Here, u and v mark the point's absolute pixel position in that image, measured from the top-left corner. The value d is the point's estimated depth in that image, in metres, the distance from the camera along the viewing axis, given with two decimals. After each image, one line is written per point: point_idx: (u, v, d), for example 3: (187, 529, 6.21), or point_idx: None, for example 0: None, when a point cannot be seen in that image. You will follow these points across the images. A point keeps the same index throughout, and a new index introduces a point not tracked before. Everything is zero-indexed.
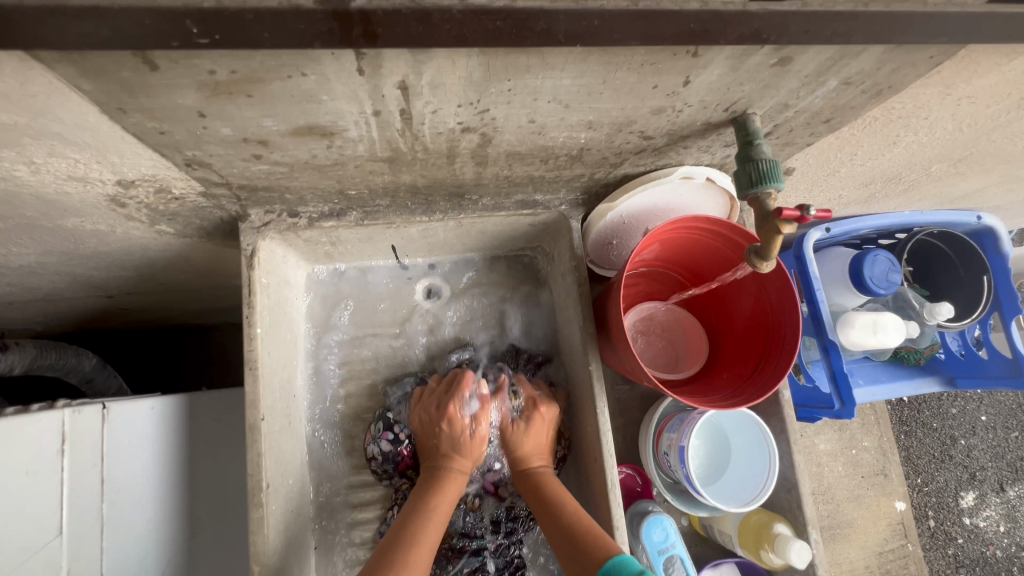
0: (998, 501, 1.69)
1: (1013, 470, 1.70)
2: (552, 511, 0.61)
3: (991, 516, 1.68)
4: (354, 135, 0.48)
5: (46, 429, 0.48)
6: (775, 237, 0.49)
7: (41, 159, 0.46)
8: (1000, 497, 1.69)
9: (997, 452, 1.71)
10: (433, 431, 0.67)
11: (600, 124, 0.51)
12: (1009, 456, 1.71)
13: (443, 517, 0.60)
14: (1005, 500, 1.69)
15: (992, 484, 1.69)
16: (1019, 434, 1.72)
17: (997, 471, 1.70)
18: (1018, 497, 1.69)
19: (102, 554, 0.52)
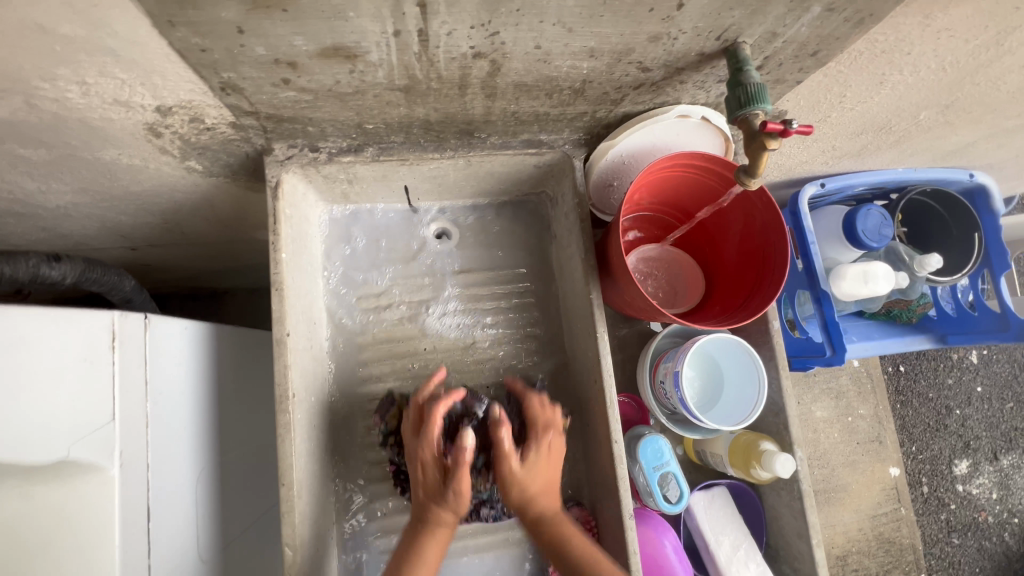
0: (991, 469, 1.73)
1: (1007, 439, 1.75)
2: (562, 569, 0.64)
3: (984, 483, 1.72)
4: (375, 59, 0.52)
5: (99, 326, 0.53)
6: (761, 154, 0.53)
7: (92, 79, 0.51)
8: (993, 465, 1.73)
9: (991, 421, 1.75)
10: (419, 463, 0.66)
11: (601, 52, 0.55)
12: (1003, 425, 1.75)
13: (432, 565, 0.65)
14: (998, 468, 1.73)
15: (986, 453, 1.74)
16: (1014, 405, 1.76)
17: (991, 440, 1.74)
18: (1011, 465, 1.74)
19: (148, 446, 0.58)
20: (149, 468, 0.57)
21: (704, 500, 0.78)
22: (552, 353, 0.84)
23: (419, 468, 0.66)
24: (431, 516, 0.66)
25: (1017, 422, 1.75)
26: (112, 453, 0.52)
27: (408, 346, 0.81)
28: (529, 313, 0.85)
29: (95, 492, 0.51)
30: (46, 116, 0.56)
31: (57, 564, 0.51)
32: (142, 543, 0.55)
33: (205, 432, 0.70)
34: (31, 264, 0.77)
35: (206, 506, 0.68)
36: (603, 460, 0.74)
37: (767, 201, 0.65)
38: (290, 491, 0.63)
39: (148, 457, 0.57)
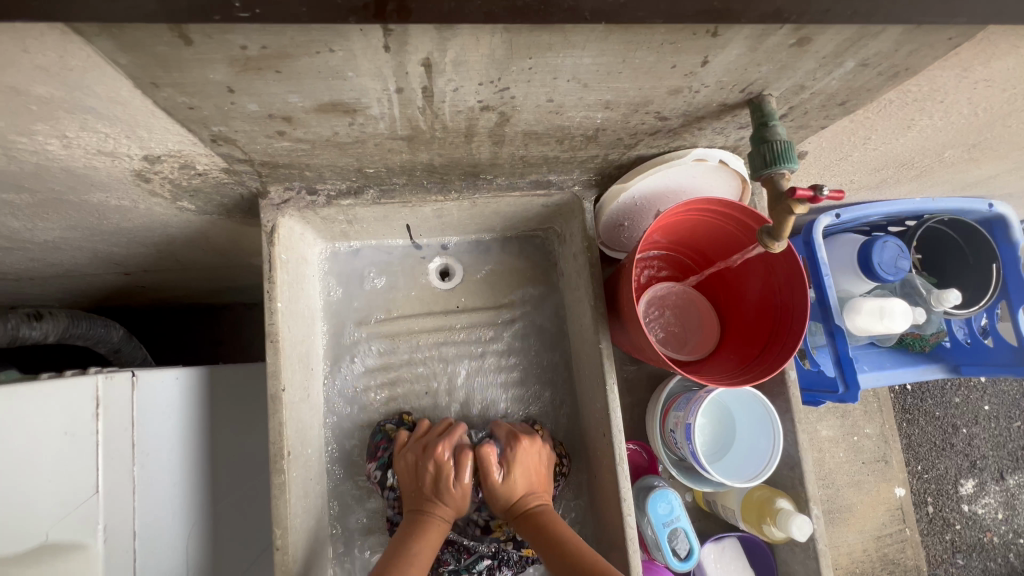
0: (997, 488, 1.71)
1: (1014, 458, 1.72)
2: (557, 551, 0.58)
3: (989, 503, 1.70)
4: (376, 112, 0.49)
5: (81, 394, 0.50)
6: (788, 218, 0.50)
7: (73, 134, 0.47)
8: (999, 485, 1.71)
9: (998, 441, 1.72)
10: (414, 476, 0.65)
11: (617, 103, 0.52)
12: (1010, 445, 1.72)
13: (423, 567, 0.58)
14: (1004, 488, 1.71)
15: (992, 472, 1.71)
16: (1022, 424, 1.73)
17: (997, 460, 1.72)
18: (1018, 485, 1.71)
19: (137, 510, 0.55)
20: (138, 534, 0.54)
21: (714, 553, 0.75)
22: (558, 397, 0.81)
23: (415, 480, 0.66)
24: (426, 516, 0.62)
25: None
26: (95, 529, 0.49)
27: (410, 390, 0.78)
28: (535, 355, 0.82)
29: (80, 571, 0.49)
30: (27, 166, 0.53)
31: None
32: None
33: (197, 483, 0.68)
34: (10, 325, 0.74)
35: (198, 562, 0.66)
36: (611, 514, 0.71)
37: (789, 255, 0.61)
38: (286, 554, 0.60)
39: (137, 525, 0.55)
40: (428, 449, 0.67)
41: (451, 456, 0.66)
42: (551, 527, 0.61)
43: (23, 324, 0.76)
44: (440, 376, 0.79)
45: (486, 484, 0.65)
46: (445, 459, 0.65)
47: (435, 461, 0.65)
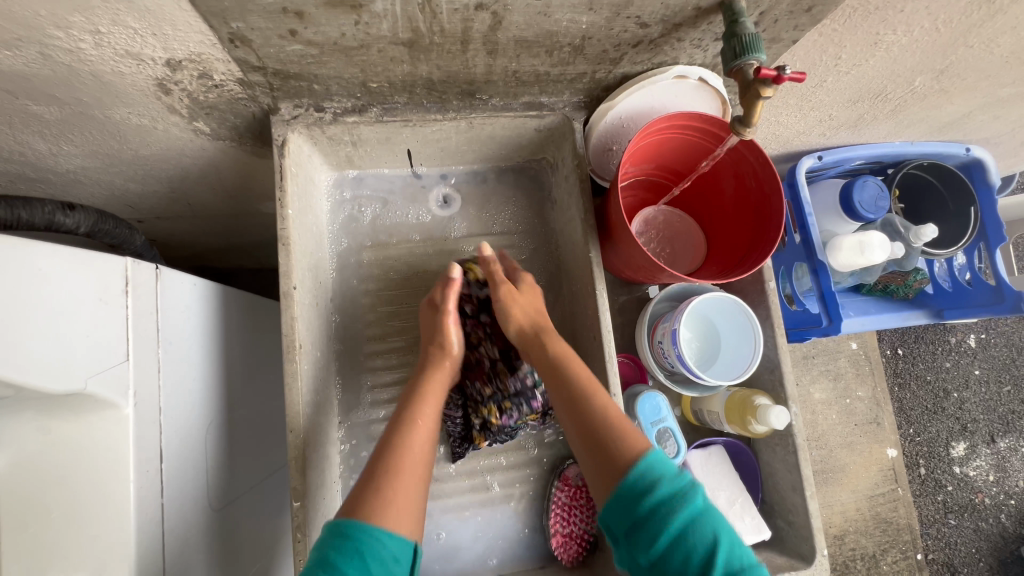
0: (988, 451, 1.75)
1: (1004, 422, 1.76)
2: (574, 401, 0.65)
3: (981, 466, 1.74)
4: (380, 9, 0.53)
5: (112, 271, 0.55)
6: (756, 102, 0.55)
7: (105, 28, 0.52)
8: (990, 448, 1.75)
9: (988, 404, 1.77)
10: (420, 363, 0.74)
11: (600, 4, 0.57)
12: (1001, 409, 1.77)
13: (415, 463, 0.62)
14: (995, 450, 1.75)
15: (983, 435, 1.75)
16: (1011, 388, 1.78)
17: (988, 423, 1.76)
18: (1008, 448, 1.75)
19: (161, 390, 0.60)
20: (162, 412, 0.59)
21: (701, 457, 0.80)
22: (551, 316, 0.86)
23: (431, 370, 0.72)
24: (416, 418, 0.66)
25: (1014, 405, 1.77)
26: (126, 392, 0.53)
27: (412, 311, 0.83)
28: (529, 278, 0.87)
29: (109, 430, 0.53)
30: (60, 69, 0.58)
31: (74, 495, 0.52)
32: (155, 482, 0.57)
33: (214, 385, 0.72)
34: (46, 211, 0.78)
35: (215, 455, 0.71)
36: None
37: (762, 162, 0.66)
38: (297, 437, 0.65)
39: (159, 402, 0.59)
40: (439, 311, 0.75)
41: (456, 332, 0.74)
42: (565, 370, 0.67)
43: (57, 212, 0.80)
44: None
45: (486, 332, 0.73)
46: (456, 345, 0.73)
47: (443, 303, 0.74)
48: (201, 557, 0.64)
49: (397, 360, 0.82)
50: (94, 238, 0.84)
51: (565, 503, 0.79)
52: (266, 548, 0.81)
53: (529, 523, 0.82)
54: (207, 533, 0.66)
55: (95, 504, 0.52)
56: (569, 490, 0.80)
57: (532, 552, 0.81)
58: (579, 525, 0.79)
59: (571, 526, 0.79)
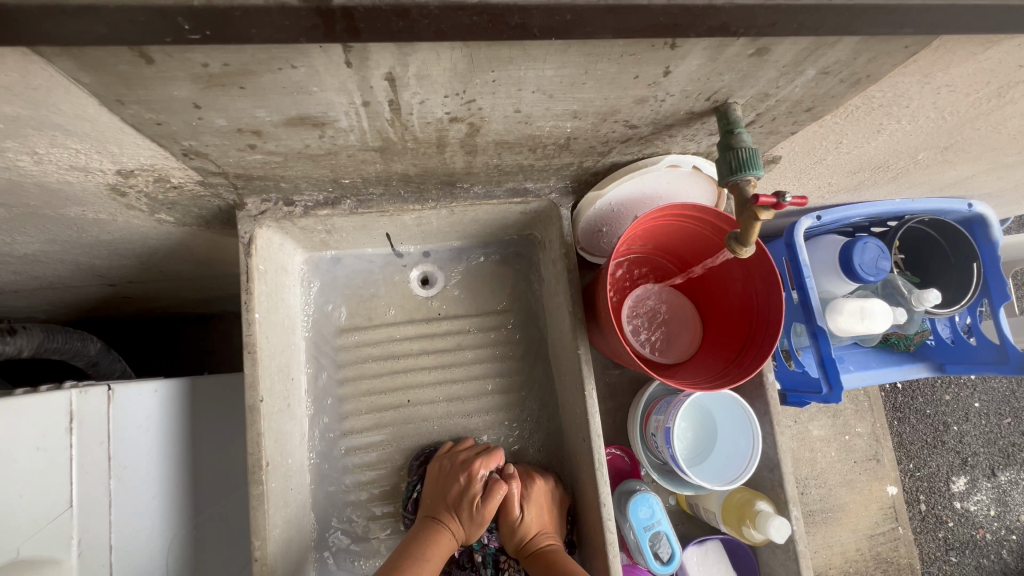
0: (989, 485, 1.71)
1: (1005, 455, 1.73)
2: None
3: (982, 500, 1.71)
4: (345, 125, 0.49)
5: (55, 410, 0.50)
6: (753, 224, 0.51)
7: (43, 150, 0.48)
8: (991, 482, 1.72)
9: (989, 438, 1.73)
10: (437, 492, 0.69)
11: (585, 113, 0.52)
12: (1001, 442, 1.73)
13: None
14: (996, 484, 1.72)
15: (984, 469, 1.72)
16: (1011, 420, 1.75)
17: (989, 456, 1.73)
18: (1009, 481, 1.72)
19: (112, 525, 0.55)
20: (112, 549, 0.55)
21: (697, 556, 0.76)
22: (539, 404, 0.81)
23: (444, 490, 0.68)
24: (439, 530, 0.65)
25: (1015, 438, 1.74)
26: (68, 544, 0.50)
27: (391, 400, 0.79)
28: (516, 363, 0.82)
29: None
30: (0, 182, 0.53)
31: None
32: None
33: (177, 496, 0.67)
34: None
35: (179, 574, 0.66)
36: (591, 519, 0.71)
37: (767, 263, 0.62)
38: (264, 566, 0.60)
39: (110, 539, 0.55)
40: (465, 482, 0.68)
41: (486, 476, 0.69)
42: (553, 564, 0.63)
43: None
44: (420, 386, 0.80)
45: (504, 517, 0.68)
46: (478, 474, 0.68)
47: (469, 487, 0.67)
48: None
49: (376, 456, 0.77)
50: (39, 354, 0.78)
51: None
52: None
53: None
54: None
55: None
56: None
57: None
58: None
59: None
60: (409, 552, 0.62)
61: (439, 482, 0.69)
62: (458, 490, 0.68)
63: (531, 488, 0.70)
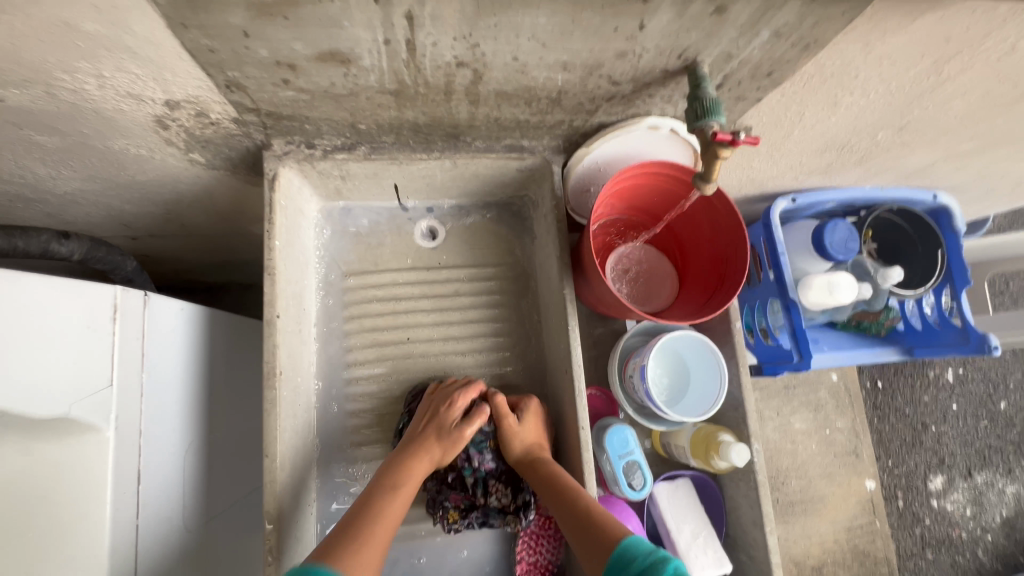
0: (965, 485, 1.77)
1: (981, 457, 1.79)
2: (563, 498, 0.66)
3: (958, 499, 1.76)
4: (368, 64, 0.57)
5: (101, 300, 0.57)
6: (716, 161, 0.59)
7: (108, 73, 0.56)
8: (967, 482, 1.77)
9: (966, 439, 1.79)
10: (417, 423, 0.74)
11: (574, 65, 0.61)
12: (978, 443, 1.80)
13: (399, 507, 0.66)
14: (972, 484, 1.77)
15: (960, 469, 1.77)
16: (987, 423, 1.81)
17: (965, 457, 1.78)
18: (984, 482, 1.78)
19: (142, 414, 0.61)
20: (141, 434, 0.61)
21: (668, 490, 0.83)
22: (527, 348, 0.89)
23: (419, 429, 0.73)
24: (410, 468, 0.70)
25: (990, 440, 1.80)
26: (107, 416, 0.56)
27: (392, 337, 0.86)
28: (508, 309, 0.90)
29: (91, 452, 0.55)
30: (64, 105, 0.61)
31: (51, 515, 0.54)
32: (130, 504, 0.59)
33: (195, 408, 0.74)
34: (41, 239, 0.79)
35: (193, 478, 0.72)
36: (570, 446, 0.78)
37: (736, 219, 0.71)
38: (274, 462, 0.67)
39: (140, 425, 0.61)
40: (444, 412, 0.74)
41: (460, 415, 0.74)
42: (554, 476, 0.69)
43: (52, 241, 0.81)
44: (419, 326, 0.87)
45: (503, 431, 0.75)
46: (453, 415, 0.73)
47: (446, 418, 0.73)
48: None
49: (376, 387, 0.84)
50: (86, 264, 0.86)
51: (534, 532, 0.81)
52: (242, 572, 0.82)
53: (497, 552, 0.83)
54: (181, 555, 0.67)
55: (73, 524, 0.54)
56: (539, 519, 0.81)
57: None
58: (546, 555, 0.81)
59: (537, 555, 0.80)
60: (387, 477, 0.68)
61: (422, 414, 0.75)
62: (436, 420, 0.73)
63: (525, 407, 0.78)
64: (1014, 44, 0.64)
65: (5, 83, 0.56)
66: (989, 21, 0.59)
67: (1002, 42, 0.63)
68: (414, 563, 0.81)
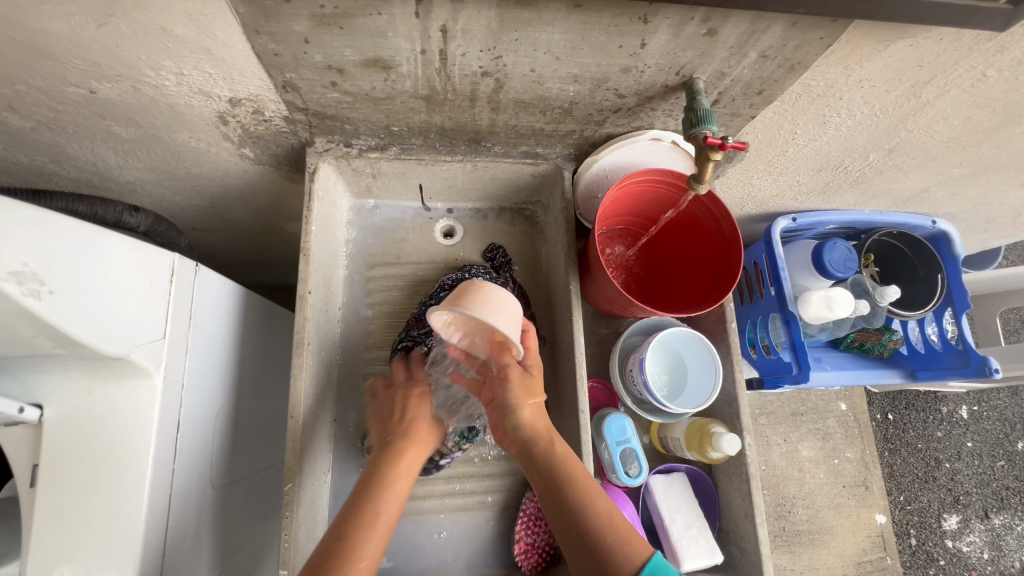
0: (982, 527, 1.69)
1: (998, 498, 1.71)
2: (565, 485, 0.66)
3: (975, 542, 1.68)
4: (405, 71, 0.67)
5: (162, 264, 0.66)
6: (707, 164, 0.67)
7: (187, 72, 0.66)
8: (984, 524, 1.69)
9: (982, 478, 1.72)
10: (392, 414, 0.74)
11: (584, 78, 0.69)
12: (995, 483, 1.72)
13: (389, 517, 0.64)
14: (990, 527, 1.69)
15: (977, 510, 1.69)
16: (1005, 463, 1.73)
17: (982, 497, 1.70)
18: (1003, 525, 1.69)
19: (186, 369, 0.69)
20: (183, 387, 0.68)
21: (663, 482, 0.87)
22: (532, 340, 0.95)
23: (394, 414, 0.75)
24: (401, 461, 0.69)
25: (1009, 481, 1.72)
26: (158, 365, 0.63)
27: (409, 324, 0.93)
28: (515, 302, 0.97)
29: (141, 394, 0.62)
30: (144, 99, 0.71)
31: (100, 450, 0.61)
32: (169, 450, 0.65)
33: (229, 375, 0.80)
34: (115, 210, 0.89)
35: (221, 439, 0.78)
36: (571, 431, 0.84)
37: (734, 227, 0.78)
38: (297, 424, 0.73)
39: (183, 378, 0.68)
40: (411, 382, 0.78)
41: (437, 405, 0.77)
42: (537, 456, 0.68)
43: (123, 212, 0.90)
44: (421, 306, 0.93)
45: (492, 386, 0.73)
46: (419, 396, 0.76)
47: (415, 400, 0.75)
48: (195, 530, 0.70)
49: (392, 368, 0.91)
50: (149, 236, 0.94)
51: (532, 514, 0.84)
52: (253, 540, 0.86)
53: (498, 532, 0.87)
54: (206, 507, 0.73)
55: (120, 459, 0.61)
56: (538, 501, 0.85)
57: (497, 559, 0.86)
58: (542, 537, 0.84)
59: (535, 536, 0.84)
60: (373, 487, 0.66)
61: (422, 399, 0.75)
62: (405, 402, 0.75)
63: (512, 421, 0.69)
64: (985, 72, 0.71)
65: (101, 76, 0.66)
66: (957, 49, 0.66)
67: (972, 69, 0.70)
68: (416, 539, 0.85)
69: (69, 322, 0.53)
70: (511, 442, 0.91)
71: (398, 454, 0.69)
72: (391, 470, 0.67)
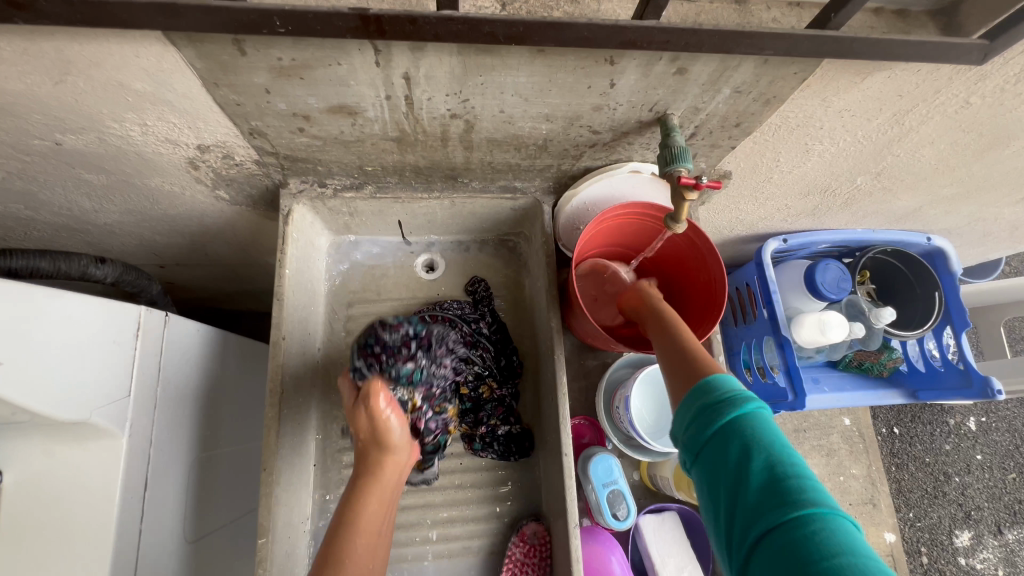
0: (996, 543, 1.63)
1: (1011, 512, 1.66)
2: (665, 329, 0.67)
3: (989, 558, 1.62)
4: (372, 115, 0.65)
5: (126, 319, 0.64)
6: (682, 204, 0.65)
7: (151, 123, 0.65)
8: (998, 539, 1.64)
9: (993, 492, 1.67)
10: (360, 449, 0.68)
11: (555, 117, 0.68)
12: (1007, 497, 1.67)
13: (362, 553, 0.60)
14: (1004, 543, 1.64)
15: (989, 525, 1.64)
16: (1017, 476, 1.68)
17: (994, 512, 1.65)
18: (1018, 541, 1.64)
19: (154, 424, 0.67)
20: (151, 443, 0.66)
21: (654, 523, 0.84)
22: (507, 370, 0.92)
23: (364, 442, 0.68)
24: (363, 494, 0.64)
25: (1022, 495, 1.67)
26: (122, 425, 0.61)
27: None
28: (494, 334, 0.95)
29: (104, 455, 0.60)
30: (111, 149, 0.70)
31: (63, 516, 0.59)
32: (135, 511, 0.63)
33: (203, 424, 0.79)
34: (80, 263, 0.88)
35: (195, 491, 0.76)
36: (555, 473, 0.81)
37: (718, 261, 0.75)
38: (271, 476, 0.71)
39: (150, 434, 0.66)
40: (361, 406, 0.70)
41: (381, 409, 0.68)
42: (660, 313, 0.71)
43: (89, 265, 0.88)
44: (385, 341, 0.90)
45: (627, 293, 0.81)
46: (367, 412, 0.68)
47: (370, 409, 0.67)
48: None
49: None
50: (118, 287, 0.93)
51: (519, 559, 0.82)
52: None
53: None
54: (177, 564, 0.70)
55: (83, 524, 0.59)
56: (524, 546, 0.82)
57: None
58: None
59: None
60: (353, 514, 0.62)
61: (368, 401, 0.68)
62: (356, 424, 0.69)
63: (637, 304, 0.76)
64: (968, 98, 0.69)
65: (65, 129, 0.65)
66: (936, 79, 0.64)
67: (955, 96, 0.68)
68: None
69: (15, 394, 0.52)
70: (496, 482, 0.88)
71: (376, 473, 0.66)
72: (367, 489, 0.65)
